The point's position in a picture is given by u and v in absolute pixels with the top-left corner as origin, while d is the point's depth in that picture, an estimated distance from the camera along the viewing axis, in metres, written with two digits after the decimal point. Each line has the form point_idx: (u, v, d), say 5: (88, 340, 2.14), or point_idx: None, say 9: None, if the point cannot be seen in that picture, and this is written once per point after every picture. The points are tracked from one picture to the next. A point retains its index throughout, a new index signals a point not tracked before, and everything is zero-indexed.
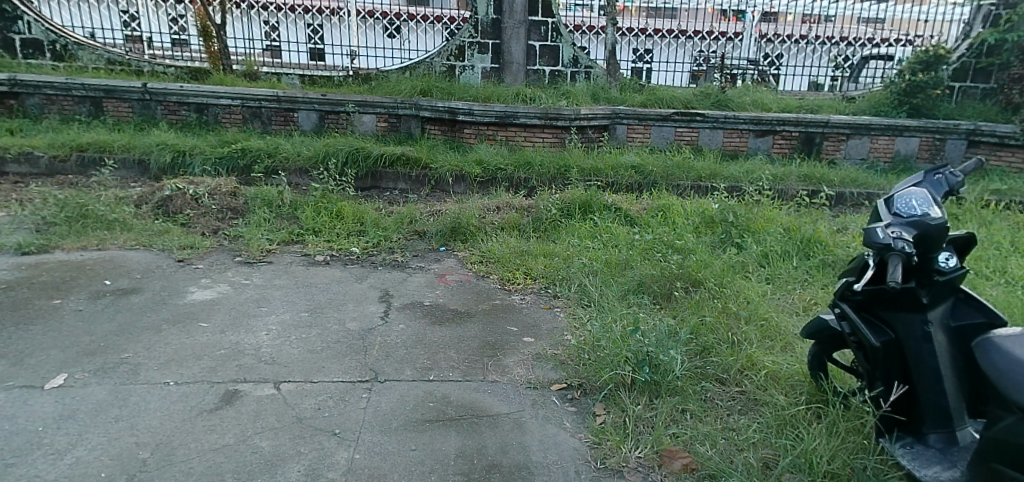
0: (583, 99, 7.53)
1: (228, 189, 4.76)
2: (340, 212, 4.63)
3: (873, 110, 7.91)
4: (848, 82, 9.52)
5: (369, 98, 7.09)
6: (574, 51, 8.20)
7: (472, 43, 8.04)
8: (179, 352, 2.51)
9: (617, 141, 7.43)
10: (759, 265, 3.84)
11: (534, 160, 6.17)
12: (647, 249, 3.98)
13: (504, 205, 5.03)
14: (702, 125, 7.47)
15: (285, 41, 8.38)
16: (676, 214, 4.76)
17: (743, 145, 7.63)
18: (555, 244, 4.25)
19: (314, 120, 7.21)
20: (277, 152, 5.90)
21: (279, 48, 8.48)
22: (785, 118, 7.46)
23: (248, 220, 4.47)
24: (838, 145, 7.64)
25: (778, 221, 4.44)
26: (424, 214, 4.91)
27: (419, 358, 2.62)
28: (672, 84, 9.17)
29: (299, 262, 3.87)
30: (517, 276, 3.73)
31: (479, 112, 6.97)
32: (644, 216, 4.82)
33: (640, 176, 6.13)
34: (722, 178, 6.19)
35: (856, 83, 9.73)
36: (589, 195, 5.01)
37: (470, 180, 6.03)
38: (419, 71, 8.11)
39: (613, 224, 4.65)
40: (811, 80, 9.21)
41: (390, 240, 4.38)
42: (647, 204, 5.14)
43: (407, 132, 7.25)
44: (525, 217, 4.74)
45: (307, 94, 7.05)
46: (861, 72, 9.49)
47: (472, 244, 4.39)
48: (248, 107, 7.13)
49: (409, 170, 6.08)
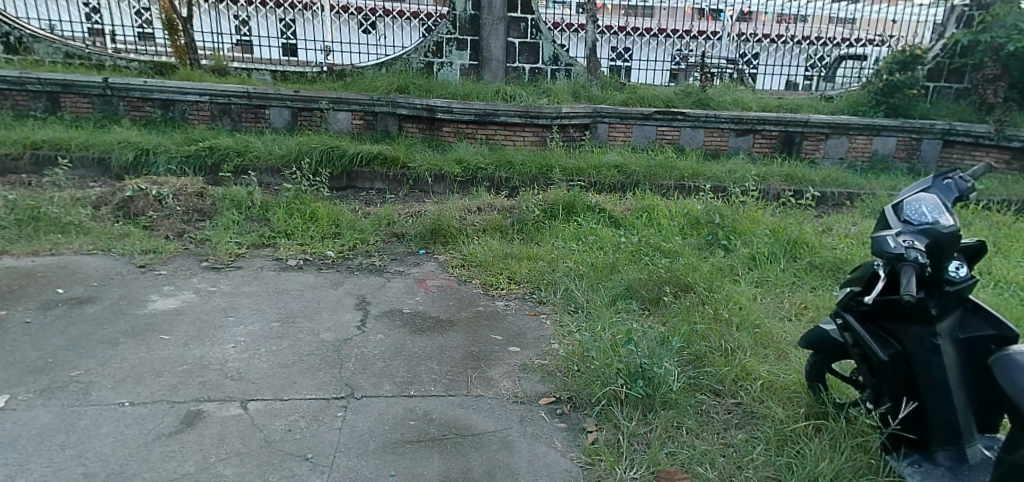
0: (564, 98, 7.41)
1: (194, 189, 4.57)
2: (314, 214, 4.44)
3: (851, 109, 7.97)
4: (824, 81, 9.58)
5: (343, 95, 6.88)
6: (554, 49, 8.06)
7: (451, 39, 7.87)
8: (136, 368, 2.32)
9: (598, 140, 7.35)
10: (745, 268, 3.77)
11: (515, 159, 6.04)
12: (634, 252, 3.88)
13: (485, 206, 4.92)
14: (683, 124, 7.42)
15: (257, 36, 8.18)
16: (661, 216, 4.68)
17: (724, 145, 7.60)
18: (539, 247, 4.14)
19: (286, 118, 6.99)
20: (248, 151, 5.68)
21: (251, 43, 8.23)
22: (765, 117, 7.45)
23: (216, 223, 4.26)
24: (817, 144, 7.67)
25: (763, 222, 4.38)
26: (403, 216, 4.76)
27: (398, 371, 2.46)
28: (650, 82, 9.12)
29: (271, 266, 3.68)
30: (500, 280, 3.60)
31: (458, 109, 6.81)
32: (629, 217, 4.74)
33: (622, 176, 6.05)
34: (704, 178, 6.15)
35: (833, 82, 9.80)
36: (572, 196, 4.91)
37: (450, 180, 5.88)
38: (395, 67, 7.93)
39: (598, 225, 4.55)
40: (787, 80, 9.26)
41: (367, 243, 4.21)
42: (631, 205, 5.08)
43: (383, 130, 7.06)
44: (508, 219, 4.62)
45: (279, 90, 6.82)
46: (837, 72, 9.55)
47: (453, 247, 4.24)
48: (217, 103, 6.87)
49: (387, 170, 5.90)
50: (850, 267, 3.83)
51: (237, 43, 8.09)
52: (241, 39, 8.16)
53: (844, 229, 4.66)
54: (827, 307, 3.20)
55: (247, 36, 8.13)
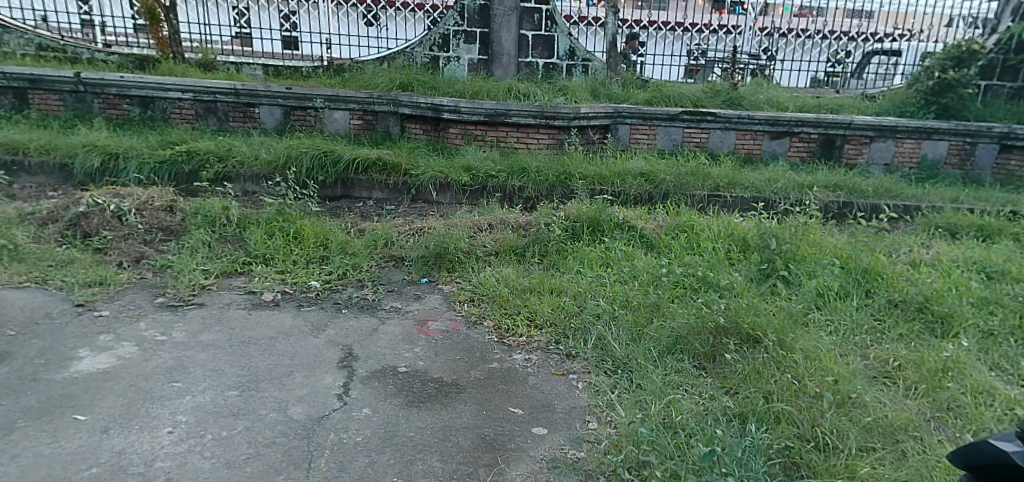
0: (581, 95, 6.71)
1: (162, 203, 3.97)
2: (298, 234, 3.82)
3: (896, 110, 7.24)
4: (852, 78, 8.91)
5: (339, 92, 6.26)
6: (570, 42, 7.41)
7: (458, 31, 7.20)
8: (25, 475, 1.72)
9: (619, 144, 6.75)
10: (808, 308, 3.11)
11: (530, 165, 5.41)
12: (676, 289, 3.24)
13: (498, 223, 4.31)
14: (713, 126, 6.76)
15: (258, 28, 7.33)
16: (700, 241, 4.03)
17: (757, 148, 6.94)
18: (561, 276, 3.53)
19: (277, 117, 6.38)
20: (231, 155, 5.09)
21: (249, 36, 7.47)
22: (804, 118, 6.77)
23: (181, 243, 3.63)
24: (860, 148, 6.96)
25: (825, 246, 3.74)
26: (403, 233, 4.14)
27: (386, 473, 1.83)
28: (663, 78, 8.46)
29: (241, 302, 3.06)
30: (516, 322, 2.97)
31: (464, 109, 6.15)
32: (664, 238, 4.11)
33: (649, 185, 5.41)
34: (742, 188, 5.49)
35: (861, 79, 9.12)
36: (597, 212, 4.28)
37: (457, 189, 5.28)
38: (398, 62, 7.31)
39: (630, 249, 3.91)
40: (814, 76, 8.60)
41: (359, 270, 3.59)
42: (664, 222, 4.47)
43: (384, 132, 6.46)
44: (524, 239, 4.01)
45: (270, 87, 6.21)
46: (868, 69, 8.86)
47: (459, 275, 3.61)
48: (201, 101, 6.26)
49: (386, 177, 5.28)
50: (940, 305, 3.14)
51: (235, 36, 7.43)
52: (240, 32, 7.43)
53: (917, 253, 3.98)
54: (926, 367, 2.55)
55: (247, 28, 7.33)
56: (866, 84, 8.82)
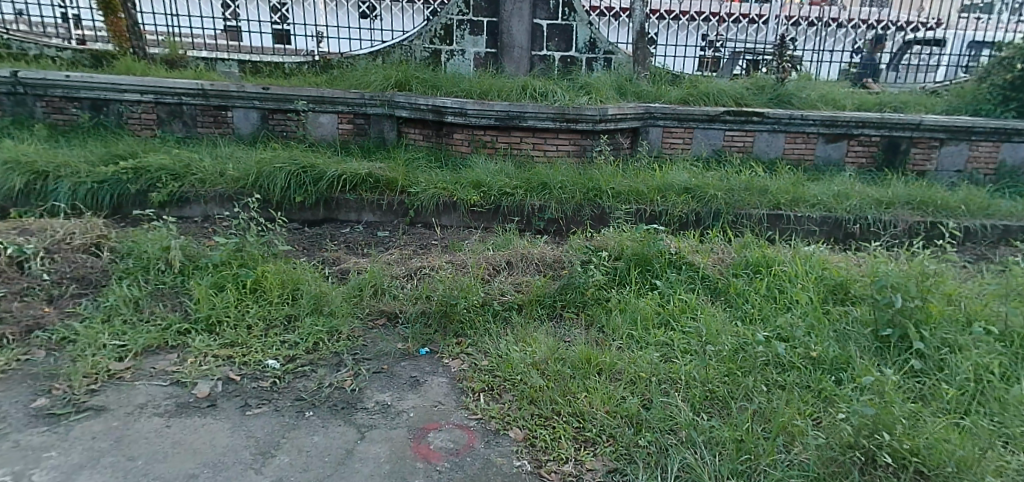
0: (607, 93, 5.74)
1: (82, 243, 3.06)
2: (258, 281, 2.89)
3: (969, 107, 6.27)
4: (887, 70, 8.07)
5: (326, 92, 5.38)
6: (591, 32, 6.44)
7: (462, 21, 6.26)
8: None
9: (651, 149, 5.86)
10: (966, 411, 2.21)
11: (553, 180, 4.54)
12: (771, 384, 2.35)
13: (519, 261, 3.42)
14: (758, 128, 5.84)
15: (247, 19, 6.40)
16: (782, 290, 3.11)
17: (809, 154, 6.02)
18: (607, 346, 2.65)
19: (253, 122, 5.50)
20: (190, 172, 4.18)
21: (239, 29, 6.51)
22: (866, 118, 5.81)
23: (97, 300, 2.71)
24: (930, 152, 6.01)
25: (958, 298, 2.81)
26: (399, 277, 3.24)
27: None
28: (678, 70, 7.60)
29: (161, 402, 2.16)
30: (557, 432, 2.07)
31: (472, 111, 5.21)
32: (733, 281, 3.19)
33: (696, 203, 4.49)
34: (807, 206, 4.58)
35: (899, 72, 8.32)
36: (645, 245, 3.37)
37: (465, 209, 4.40)
38: (394, 56, 6.38)
39: (695, 302, 3.01)
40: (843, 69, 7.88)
41: (338, 335, 2.67)
42: (726, 255, 3.56)
43: (378, 138, 5.60)
44: (554, 285, 3.14)
45: (243, 87, 5.31)
46: (908, 60, 8.05)
47: (473, 342, 2.70)
48: (163, 104, 5.35)
49: (379, 196, 4.38)
50: None
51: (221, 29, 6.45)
52: (228, 25, 6.43)
53: None
54: None
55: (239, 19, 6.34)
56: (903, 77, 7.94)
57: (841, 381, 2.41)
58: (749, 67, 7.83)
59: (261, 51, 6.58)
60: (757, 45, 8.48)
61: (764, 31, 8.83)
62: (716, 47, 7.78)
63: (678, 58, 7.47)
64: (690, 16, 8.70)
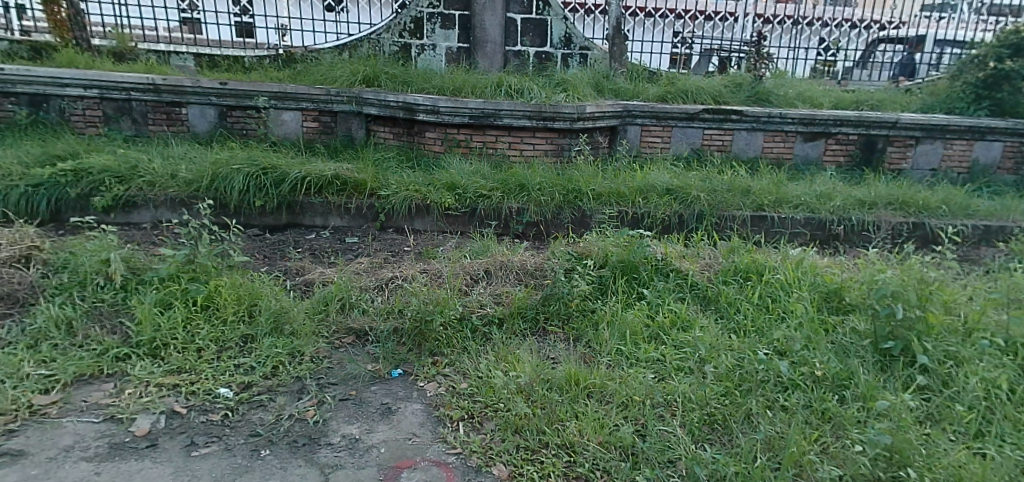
0: (584, 90, 5.55)
1: (8, 255, 2.73)
2: (210, 296, 2.62)
3: (943, 106, 6.27)
4: (855, 68, 8.10)
5: (289, 88, 5.09)
6: (566, 28, 6.25)
7: (433, 14, 6.00)
8: None
9: (630, 148, 5.71)
10: (978, 433, 2.09)
11: (530, 182, 4.34)
12: (775, 406, 2.18)
13: (497, 270, 3.21)
14: (737, 126, 5.75)
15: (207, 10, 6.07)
16: (775, 299, 2.96)
17: (788, 153, 5.94)
18: (596, 365, 2.46)
19: (210, 119, 5.18)
20: (137, 173, 3.90)
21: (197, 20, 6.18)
22: (844, 116, 5.77)
23: (23, 321, 2.41)
24: (906, 151, 6.00)
25: (957, 307, 2.70)
26: (369, 289, 2.99)
27: None
28: (651, 66, 7.49)
29: (91, 443, 1.88)
30: (546, 468, 1.87)
31: (444, 109, 4.96)
32: (723, 288, 3.03)
33: (678, 205, 4.35)
34: (790, 206, 4.47)
35: (867, 69, 8.45)
36: (631, 252, 3.20)
37: (438, 213, 4.17)
38: (362, 51, 6.08)
39: (686, 313, 2.84)
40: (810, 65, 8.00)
41: (300, 358, 2.42)
42: (713, 261, 3.41)
43: (346, 136, 5.34)
44: (536, 297, 2.94)
45: (199, 82, 5.00)
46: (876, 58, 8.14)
47: (450, 362, 2.48)
48: (110, 99, 5.00)
49: (346, 199, 4.12)
50: None
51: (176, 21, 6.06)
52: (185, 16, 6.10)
53: None
54: None
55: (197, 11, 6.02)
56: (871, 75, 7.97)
57: (845, 399, 2.26)
58: (722, 65, 7.77)
59: (220, 44, 6.20)
60: (729, 43, 8.44)
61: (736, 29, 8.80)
62: (688, 43, 7.71)
63: (650, 53, 7.37)
64: (663, 12, 8.61)
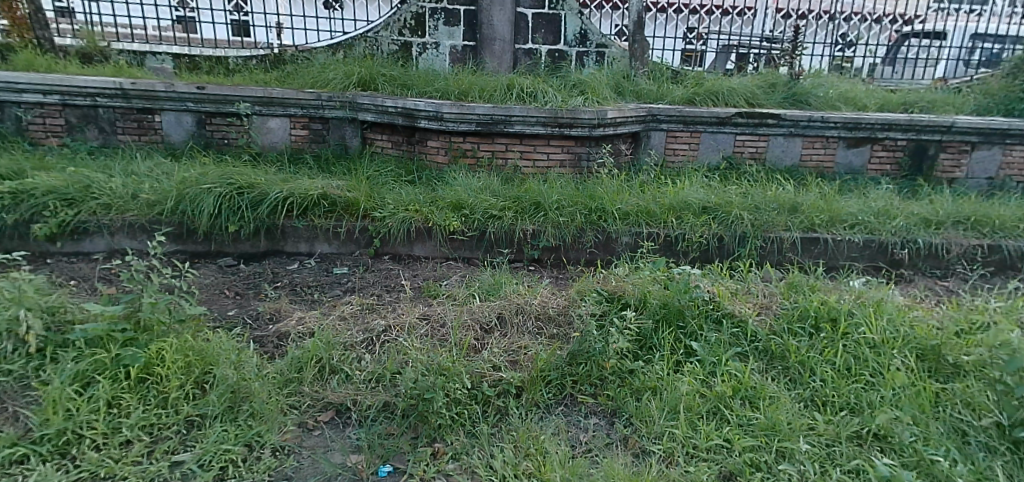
0: (604, 93, 4.97)
1: None
2: (150, 365, 2.07)
3: (1001, 106, 5.63)
4: (882, 65, 7.52)
5: (275, 93, 4.54)
6: (581, 23, 5.66)
7: (436, 9, 5.43)
8: None
9: (654, 156, 5.12)
10: None
11: (547, 200, 3.78)
12: None
13: (512, 316, 2.64)
14: (774, 132, 5.15)
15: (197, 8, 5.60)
16: (857, 357, 2.39)
17: (829, 161, 5.34)
18: (645, 463, 1.91)
19: (187, 127, 4.63)
20: (89, 195, 3.37)
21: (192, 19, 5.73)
22: (894, 120, 5.16)
23: None
24: (959, 158, 5.37)
25: None
26: (355, 344, 2.43)
27: None
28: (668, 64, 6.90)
29: None
30: None
31: (448, 115, 4.38)
32: (791, 341, 2.46)
33: (718, 225, 3.76)
34: (845, 226, 3.86)
35: (893, 67, 7.86)
36: (674, 294, 2.62)
37: (441, 237, 3.61)
38: (356, 50, 5.52)
39: (749, 377, 2.27)
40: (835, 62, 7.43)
41: (260, 454, 1.89)
42: (771, 301, 2.83)
43: (339, 146, 4.79)
44: (562, 355, 2.37)
45: (173, 86, 4.45)
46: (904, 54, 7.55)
47: (457, 457, 1.93)
48: (73, 106, 4.45)
49: (335, 221, 3.56)
50: None
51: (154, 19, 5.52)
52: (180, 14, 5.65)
53: None
54: None
55: (193, 10, 5.56)
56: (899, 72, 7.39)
57: None
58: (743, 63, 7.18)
59: (203, 44, 5.66)
60: (750, 39, 7.85)
61: (755, 24, 8.23)
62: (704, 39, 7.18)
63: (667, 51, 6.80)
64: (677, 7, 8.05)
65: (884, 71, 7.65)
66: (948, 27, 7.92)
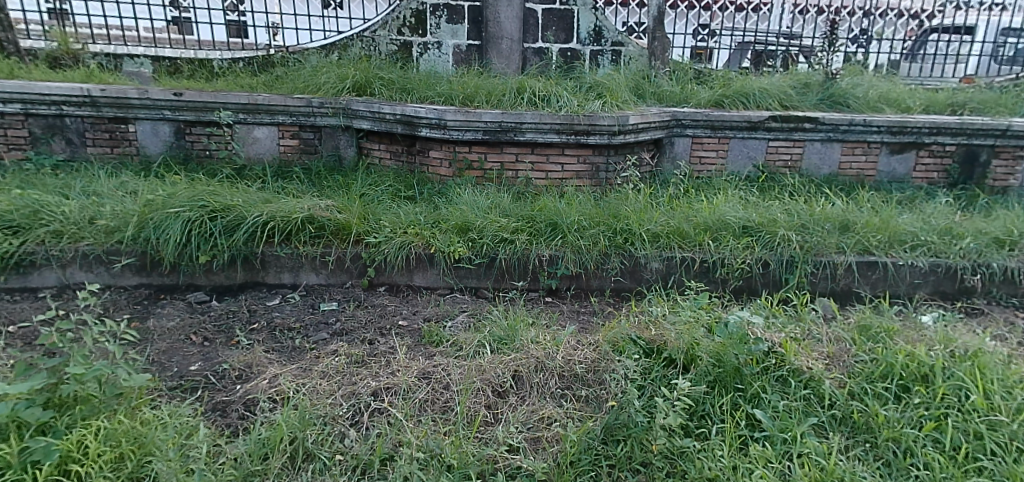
0: (624, 96, 4.48)
1: None
2: (67, 460, 1.64)
3: None
4: (909, 63, 7.04)
5: (259, 98, 4.08)
6: (596, 19, 5.18)
7: (437, 5, 4.96)
8: None
9: (678, 166, 4.64)
10: None
11: (565, 220, 3.30)
12: None
13: (532, 376, 2.17)
14: (811, 137, 4.65)
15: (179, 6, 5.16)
16: (960, 436, 1.92)
17: (869, 170, 4.80)
18: None
19: (164, 138, 4.18)
20: (38, 221, 2.92)
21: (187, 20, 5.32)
22: (944, 122, 4.65)
23: None
24: (1015, 164, 4.85)
25: None
26: (338, 417, 1.97)
27: None
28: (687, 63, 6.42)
29: None
30: None
31: (452, 122, 3.91)
32: (877, 412, 1.99)
33: (762, 249, 3.27)
34: (905, 248, 3.37)
35: (921, 63, 7.35)
36: (729, 348, 2.15)
37: (443, 266, 3.14)
38: (352, 51, 5.04)
39: (833, 464, 1.81)
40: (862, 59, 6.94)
41: None
42: (841, 351, 2.36)
43: (333, 157, 4.32)
44: (597, 434, 1.92)
45: (147, 93, 4.00)
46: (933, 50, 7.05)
47: None
48: (38, 116, 4.00)
49: (322, 248, 3.09)
50: None
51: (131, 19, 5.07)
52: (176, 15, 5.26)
53: None
54: None
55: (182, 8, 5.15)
56: (928, 70, 6.89)
57: None
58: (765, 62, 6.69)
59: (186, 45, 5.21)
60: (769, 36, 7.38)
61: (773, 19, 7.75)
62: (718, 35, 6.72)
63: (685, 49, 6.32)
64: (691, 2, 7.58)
65: (911, 69, 7.15)
66: (980, 21, 7.40)
